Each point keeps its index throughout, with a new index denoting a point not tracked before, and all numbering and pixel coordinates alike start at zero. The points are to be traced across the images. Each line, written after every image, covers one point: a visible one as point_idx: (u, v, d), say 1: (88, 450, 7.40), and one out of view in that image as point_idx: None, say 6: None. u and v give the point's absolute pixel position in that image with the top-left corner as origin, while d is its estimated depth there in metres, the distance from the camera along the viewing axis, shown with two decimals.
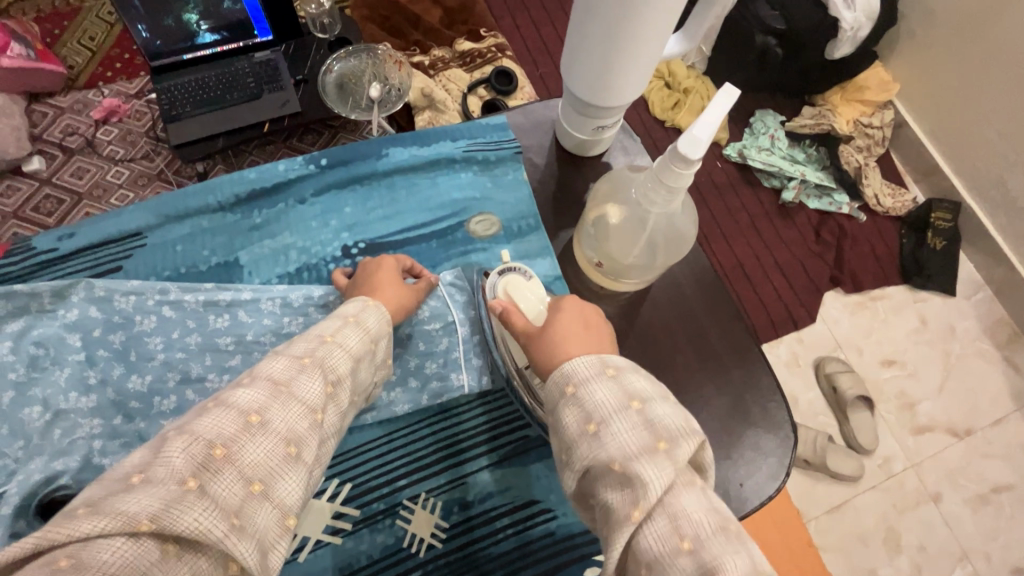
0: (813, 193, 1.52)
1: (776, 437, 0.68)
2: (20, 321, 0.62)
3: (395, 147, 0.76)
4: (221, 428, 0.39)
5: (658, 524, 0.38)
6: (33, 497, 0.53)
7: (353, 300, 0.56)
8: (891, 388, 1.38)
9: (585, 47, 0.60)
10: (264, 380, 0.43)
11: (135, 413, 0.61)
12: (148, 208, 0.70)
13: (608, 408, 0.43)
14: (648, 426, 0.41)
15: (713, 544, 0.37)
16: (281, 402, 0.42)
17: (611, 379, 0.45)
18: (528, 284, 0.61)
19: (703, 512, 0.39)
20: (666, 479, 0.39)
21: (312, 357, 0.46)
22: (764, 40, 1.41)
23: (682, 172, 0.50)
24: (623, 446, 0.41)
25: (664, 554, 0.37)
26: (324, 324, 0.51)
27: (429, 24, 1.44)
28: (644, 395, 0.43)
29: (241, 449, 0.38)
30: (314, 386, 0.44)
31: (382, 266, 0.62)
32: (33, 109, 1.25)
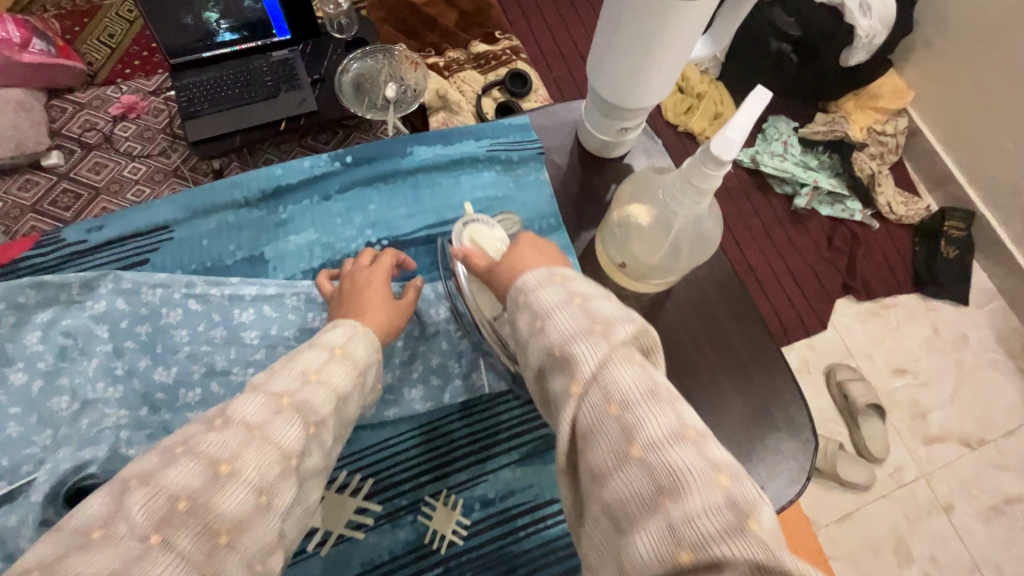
0: (825, 200, 1.52)
1: (798, 441, 0.68)
2: (50, 312, 0.62)
3: (419, 145, 0.77)
4: (189, 480, 0.36)
5: (590, 396, 0.37)
6: (62, 485, 0.54)
7: (340, 326, 0.52)
8: (904, 397, 1.37)
9: (614, 50, 0.61)
10: (237, 424, 0.40)
11: (161, 404, 0.62)
12: (176, 202, 0.70)
13: (551, 304, 0.42)
14: (585, 315, 0.41)
15: (640, 406, 0.36)
16: (255, 447, 0.39)
17: (558, 284, 0.44)
18: (494, 233, 0.60)
19: (635, 379, 0.37)
20: (598, 356, 0.38)
21: (290, 399, 0.43)
22: (779, 45, 1.42)
23: (712, 173, 0.50)
24: (563, 331, 0.41)
25: (595, 421, 0.37)
26: (307, 356, 0.48)
27: (445, 26, 1.45)
28: (586, 293, 0.43)
29: (209, 503, 0.36)
30: (293, 429, 0.42)
31: (370, 277, 0.59)
32: (52, 105, 1.27)
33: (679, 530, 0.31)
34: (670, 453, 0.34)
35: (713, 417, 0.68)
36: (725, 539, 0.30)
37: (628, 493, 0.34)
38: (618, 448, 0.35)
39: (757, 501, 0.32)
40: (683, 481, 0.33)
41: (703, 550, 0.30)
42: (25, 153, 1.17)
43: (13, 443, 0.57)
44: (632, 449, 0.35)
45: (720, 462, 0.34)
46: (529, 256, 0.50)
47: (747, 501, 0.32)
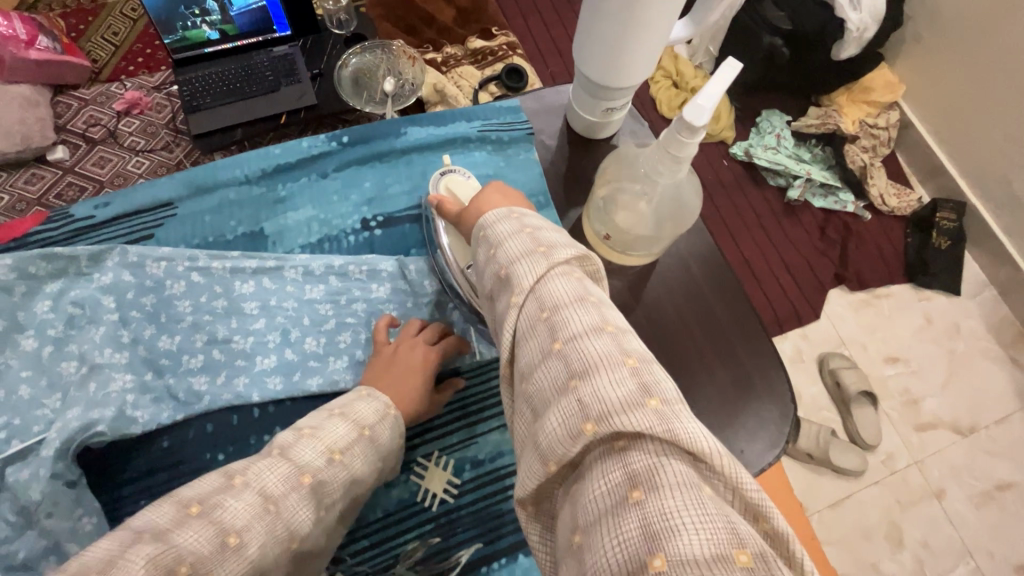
0: (819, 192, 1.54)
1: (779, 408, 0.70)
2: (59, 283, 0.65)
3: (413, 126, 0.80)
4: (198, 545, 0.37)
5: (526, 307, 0.41)
6: (71, 442, 0.58)
7: (375, 402, 0.53)
8: (896, 385, 1.39)
9: (597, 31, 0.64)
10: (254, 492, 0.41)
11: (165, 370, 0.64)
12: (179, 180, 0.74)
13: (504, 235, 0.46)
14: (533, 242, 0.44)
15: (566, 308, 0.39)
16: (263, 522, 0.41)
17: (515, 219, 0.47)
18: (468, 181, 0.65)
19: (567, 289, 0.41)
20: (537, 271, 0.42)
21: (311, 479, 0.45)
22: (771, 40, 1.45)
23: (687, 141, 0.52)
24: (511, 256, 0.44)
25: (528, 325, 0.40)
26: (336, 431, 0.49)
27: (443, 23, 1.48)
28: (537, 227, 0.46)
29: (209, 573, 0.37)
30: (303, 513, 0.43)
31: (410, 357, 0.60)
32: (58, 100, 1.29)
33: (586, 404, 0.34)
34: (587, 344, 0.37)
35: (697, 387, 0.70)
36: (624, 408, 0.33)
37: (547, 381, 0.37)
38: (544, 345, 0.39)
39: (664, 384, 0.35)
40: (595, 365, 0.36)
41: (604, 420, 0.33)
42: (31, 148, 1.20)
43: (25, 405, 0.60)
44: (556, 344, 0.38)
45: (634, 353, 0.37)
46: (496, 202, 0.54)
47: (652, 382, 0.35)
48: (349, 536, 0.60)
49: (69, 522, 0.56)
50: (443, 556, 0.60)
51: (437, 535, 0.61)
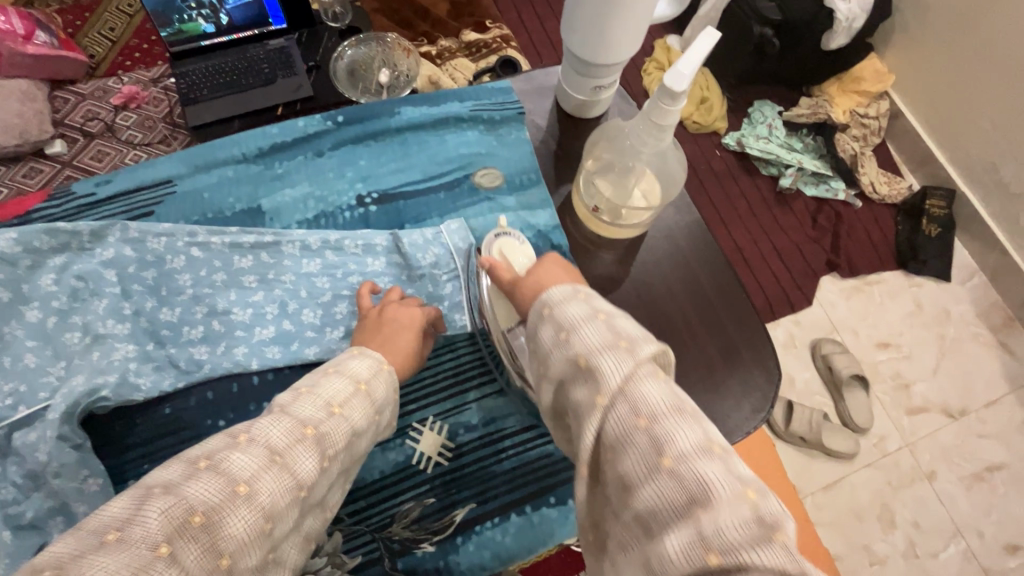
0: (811, 181, 1.56)
1: (764, 375, 0.72)
2: (62, 257, 0.67)
3: (406, 106, 0.81)
4: (208, 495, 0.39)
5: (618, 409, 0.41)
6: (77, 406, 0.60)
7: (369, 359, 0.54)
8: (887, 369, 1.42)
9: (584, 10, 0.66)
10: (260, 446, 0.43)
11: (166, 340, 0.66)
12: (179, 159, 0.75)
13: (576, 318, 0.45)
14: (610, 331, 0.44)
15: (667, 421, 0.40)
16: (272, 473, 0.42)
17: (583, 300, 0.47)
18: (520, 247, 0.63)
19: (661, 396, 0.41)
20: (624, 370, 0.42)
21: (314, 431, 0.46)
22: (761, 30, 1.45)
23: (669, 109, 0.55)
24: (588, 343, 0.44)
25: (624, 432, 0.40)
26: (334, 387, 0.50)
27: (437, 17, 1.50)
28: (609, 310, 0.46)
29: (221, 520, 0.39)
30: (308, 462, 0.44)
31: (399, 318, 0.62)
32: (55, 95, 1.30)
33: (707, 536, 0.35)
34: (700, 467, 0.38)
35: (684, 355, 0.72)
36: (753, 549, 0.34)
37: (658, 502, 0.38)
38: (649, 459, 0.39)
39: (780, 517, 0.37)
40: (712, 493, 0.37)
41: (729, 554, 0.35)
42: (29, 142, 1.21)
43: (30, 373, 0.62)
44: (664, 461, 0.39)
45: (743, 476, 0.38)
46: (556, 274, 0.54)
47: (772, 518, 0.36)
48: (346, 497, 0.61)
49: (75, 483, 0.58)
50: (438, 516, 0.62)
51: (432, 496, 0.63)
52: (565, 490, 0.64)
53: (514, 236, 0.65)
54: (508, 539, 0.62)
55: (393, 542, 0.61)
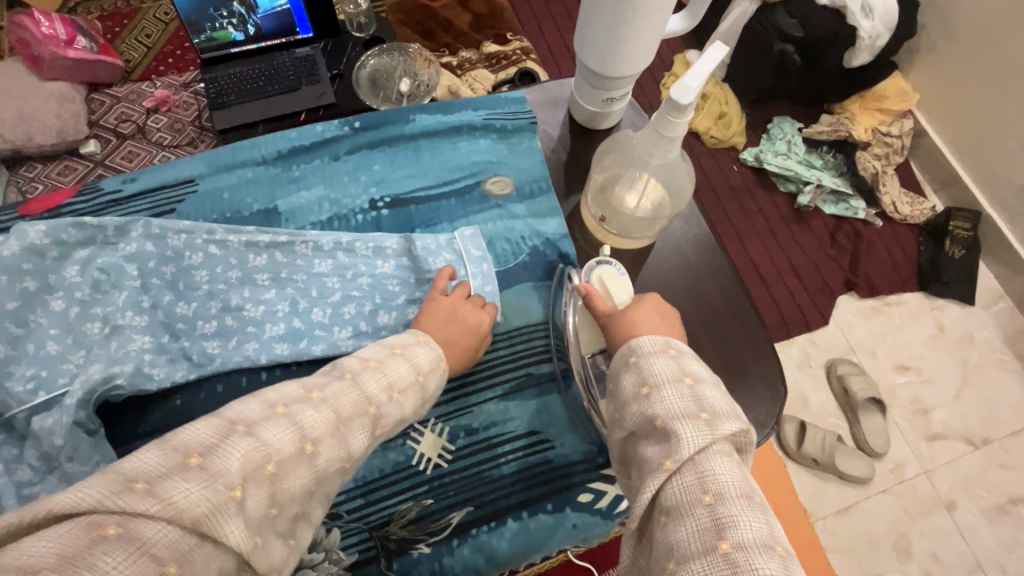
0: (830, 199, 1.54)
1: (770, 390, 0.71)
2: (86, 250, 0.69)
3: (421, 113, 0.83)
4: (284, 444, 0.41)
5: (687, 477, 0.43)
6: (93, 392, 0.62)
7: (430, 348, 0.55)
8: (906, 393, 1.38)
9: (595, 27, 0.68)
10: (331, 409, 0.45)
11: (180, 333, 0.68)
12: (201, 159, 0.78)
13: (662, 376, 0.49)
14: (694, 400, 0.46)
15: (734, 505, 0.41)
16: (334, 439, 0.44)
17: (671, 356, 0.51)
18: (622, 279, 0.66)
19: (731, 478, 0.42)
20: (699, 440, 0.43)
21: (377, 411, 0.48)
22: (783, 47, 1.44)
23: (676, 120, 0.55)
24: (668, 407, 0.46)
25: (686, 503, 0.42)
26: (399, 370, 0.51)
27: (459, 28, 1.53)
28: (698, 377, 0.49)
29: (287, 475, 0.40)
30: (360, 440, 0.46)
31: (462, 314, 0.64)
32: (92, 98, 1.35)
33: None
34: (757, 561, 0.38)
35: None
36: None
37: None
38: (707, 536, 0.39)
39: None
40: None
41: None
42: (66, 141, 1.25)
43: (51, 360, 0.64)
44: (723, 544, 0.39)
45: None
46: (652, 318, 0.58)
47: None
48: (345, 495, 0.63)
49: (87, 467, 0.60)
50: (435, 517, 0.62)
51: (430, 497, 0.63)
52: (562, 496, 0.64)
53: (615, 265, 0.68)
54: (503, 543, 0.62)
55: (390, 541, 0.61)
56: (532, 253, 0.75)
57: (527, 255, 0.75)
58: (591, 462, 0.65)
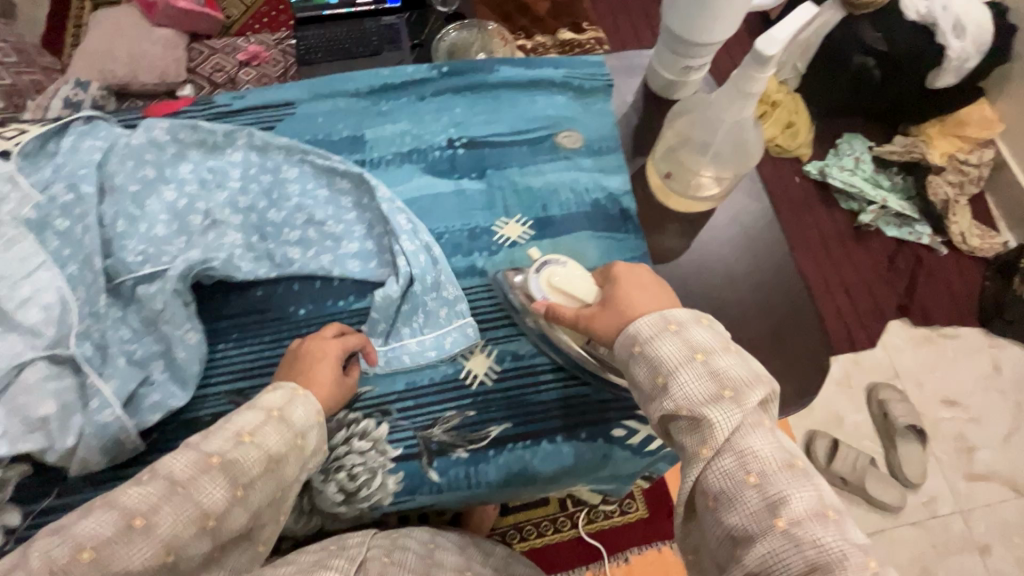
0: (892, 221, 1.51)
1: (814, 364, 0.73)
2: (198, 152, 0.78)
3: (505, 66, 0.87)
4: (100, 530, 0.39)
5: (725, 459, 0.43)
6: (191, 270, 0.69)
7: (281, 388, 0.54)
8: (950, 428, 1.33)
9: None
10: (161, 478, 0.42)
11: (268, 236, 0.75)
12: (302, 86, 0.86)
13: (674, 362, 0.47)
14: (712, 378, 0.46)
15: (778, 480, 0.41)
16: (174, 502, 0.42)
17: (674, 333, 0.49)
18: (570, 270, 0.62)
19: (770, 450, 0.43)
20: (732, 421, 0.44)
21: (220, 458, 0.44)
22: (862, 59, 1.41)
23: (757, 76, 0.59)
24: (690, 393, 0.46)
25: (731, 487, 0.42)
26: (244, 417, 0.49)
27: (537, 14, 1.56)
28: (708, 349, 0.48)
29: (112, 554, 0.38)
30: (216, 493, 0.43)
31: (313, 352, 0.61)
32: (192, 47, 1.39)
33: None
34: (815, 532, 0.39)
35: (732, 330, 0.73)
36: None
37: (771, 561, 0.39)
38: (763, 515, 0.41)
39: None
40: (831, 558, 0.38)
41: None
42: (166, 83, 1.30)
43: (157, 241, 0.72)
44: (778, 522, 0.40)
45: (862, 547, 0.39)
46: (645, 299, 0.54)
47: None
48: (395, 395, 0.68)
49: (179, 332, 0.67)
50: (477, 428, 0.67)
51: (473, 409, 0.67)
52: (597, 428, 0.67)
53: (556, 260, 0.65)
54: (536, 461, 0.66)
55: (432, 443, 0.65)
56: (593, 205, 0.79)
57: (588, 206, 0.79)
58: (628, 403, 0.68)
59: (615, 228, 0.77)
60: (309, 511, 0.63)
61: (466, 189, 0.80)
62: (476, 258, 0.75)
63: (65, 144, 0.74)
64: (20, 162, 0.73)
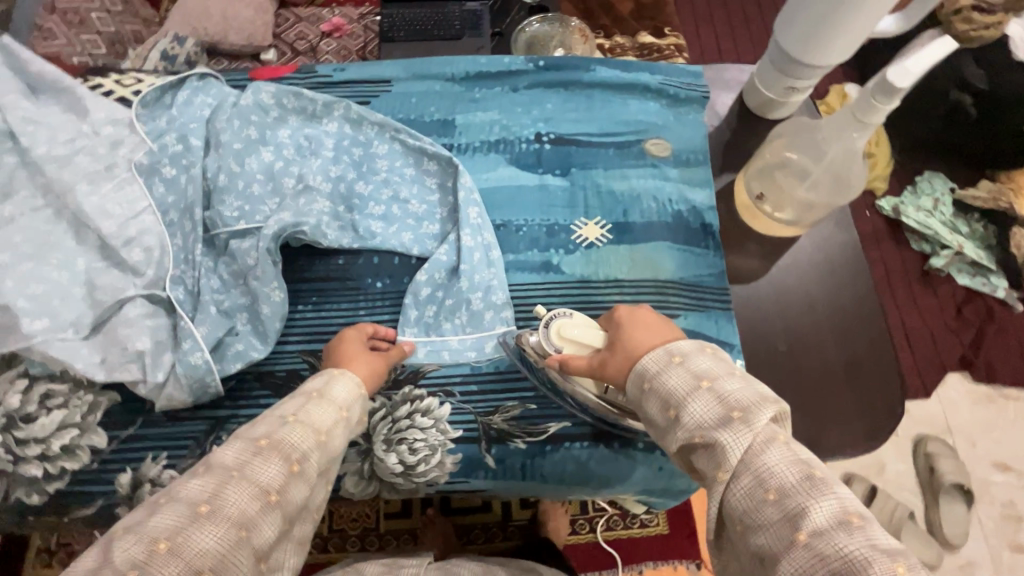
0: (966, 269, 1.34)
1: (885, 405, 0.71)
2: (297, 119, 0.81)
3: (601, 66, 0.87)
4: (169, 523, 0.39)
5: (742, 480, 0.40)
6: (283, 232, 0.72)
7: (321, 374, 0.56)
8: (1002, 494, 1.21)
9: (802, 17, 0.69)
10: (212, 476, 0.43)
11: (354, 208, 0.77)
12: (400, 64, 0.87)
13: (680, 393, 0.45)
14: (719, 402, 0.43)
15: (799, 492, 0.38)
16: (234, 486, 0.42)
17: (678, 365, 0.47)
18: (575, 319, 0.61)
19: (788, 465, 0.39)
20: (742, 442, 0.41)
21: (269, 440, 0.46)
22: (959, 96, 1.28)
23: (881, 104, 0.57)
24: (700, 420, 0.44)
25: (752, 507, 0.39)
26: (289, 403, 0.51)
27: (619, 13, 1.38)
28: (712, 374, 0.45)
29: (186, 541, 0.39)
30: (272, 469, 0.44)
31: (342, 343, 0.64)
32: (279, 13, 1.37)
33: None
34: (838, 541, 0.35)
35: (804, 360, 0.72)
36: None
37: None
38: (783, 531, 0.37)
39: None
40: (862, 567, 0.34)
41: None
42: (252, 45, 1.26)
43: (253, 200, 0.75)
44: (799, 536, 0.36)
45: (894, 551, 0.35)
46: (645, 337, 0.53)
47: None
48: (461, 377, 0.69)
49: (265, 289, 0.69)
50: (536, 422, 0.67)
51: (534, 402, 0.68)
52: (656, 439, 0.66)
53: (563, 313, 0.62)
54: (591, 462, 0.66)
55: (491, 429, 0.66)
56: (675, 216, 0.78)
57: (670, 217, 0.78)
58: None
59: (694, 242, 0.76)
60: (369, 477, 0.66)
61: (549, 185, 0.80)
62: (552, 254, 0.76)
63: (180, 97, 0.79)
64: (140, 111, 0.78)
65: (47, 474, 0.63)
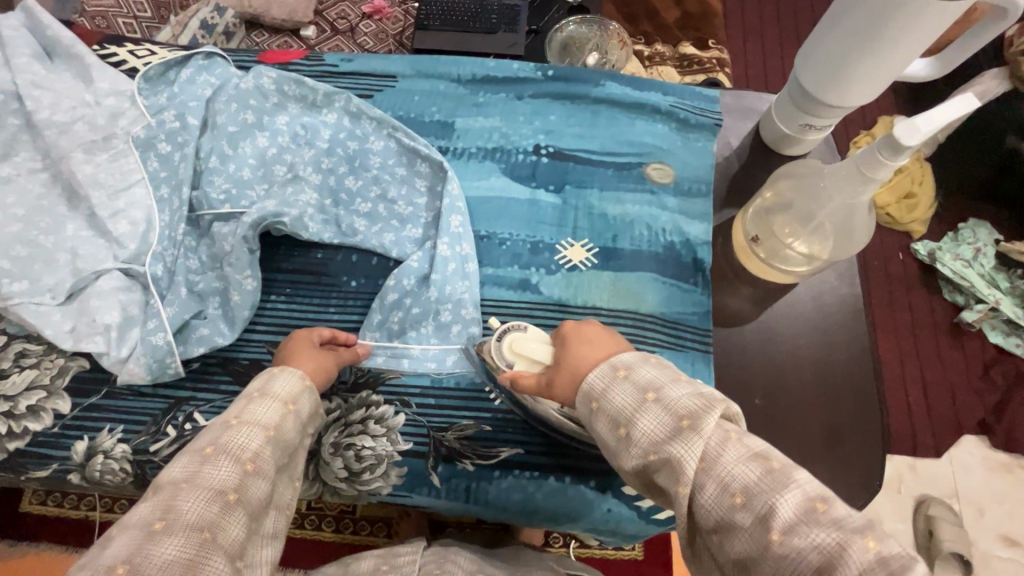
0: (1000, 326, 1.22)
1: (862, 476, 0.66)
2: (297, 107, 0.81)
3: (612, 82, 0.84)
4: (124, 549, 0.39)
5: (707, 489, 0.38)
6: (262, 222, 0.71)
7: (259, 375, 0.54)
8: (1004, 570, 1.07)
9: (823, 55, 0.65)
10: (158, 500, 0.42)
11: (340, 203, 0.77)
12: (408, 61, 0.86)
13: (626, 409, 0.43)
14: (666, 412, 0.41)
15: (762, 490, 0.36)
16: (189, 494, 0.42)
17: (622, 380, 0.44)
18: (528, 332, 0.56)
19: (744, 464, 0.38)
20: (695, 451, 0.39)
21: (215, 448, 0.45)
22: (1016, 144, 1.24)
23: (887, 159, 0.54)
24: (650, 435, 0.41)
25: (722, 515, 0.37)
26: (237, 407, 0.50)
27: (664, 21, 1.33)
28: (657, 384, 0.43)
29: (146, 557, 0.38)
30: (224, 471, 0.44)
31: (290, 345, 0.63)
32: None
33: None
34: (810, 534, 0.34)
35: (781, 419, 0.67)
36: None
37: None
38: (758, 535, 0.35)
39: (910, 557, 0.32)
40: (837, 554, 0.33)
41: None
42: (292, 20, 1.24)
43: (241, 184, 0.75)
44: (772, 536, 0.35)
45: (861, 525, 0.34)
46: (586, 350, 0.48)
47: (901, 563, 0.31)
48: (420, 389, 0.68)
49: (238, 276, 0.69)
50: (490, 445, 0.65)
51: (490, 424, 0.66)
52: (609, 479, 0.64)
53: (517, 327, 0.58)
54: (540, 494, 0.64)
55: (442, 447, 0.65)
56: (666, 248, 0.74)
57: (661, 247, 0.74)
58: None
59: (682, 277, 0.73)
60: (313, 478, 0.65)
61: (540, 201, 0.77)
62: (532, 273, 0.73)
63: (183, 74, 0.80)
64: (142, 84, 0.78)
65: (9, 432, 0.65)
